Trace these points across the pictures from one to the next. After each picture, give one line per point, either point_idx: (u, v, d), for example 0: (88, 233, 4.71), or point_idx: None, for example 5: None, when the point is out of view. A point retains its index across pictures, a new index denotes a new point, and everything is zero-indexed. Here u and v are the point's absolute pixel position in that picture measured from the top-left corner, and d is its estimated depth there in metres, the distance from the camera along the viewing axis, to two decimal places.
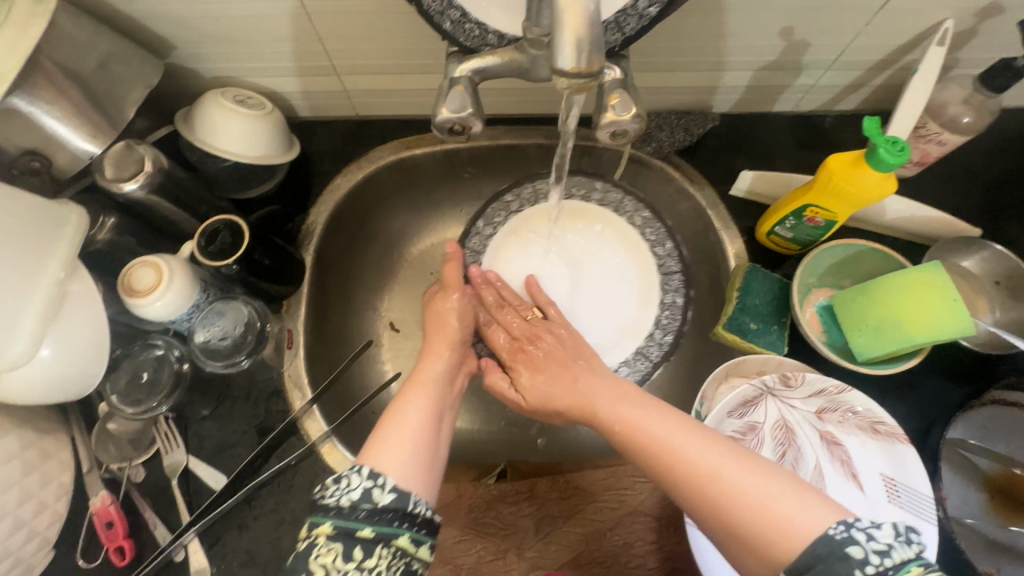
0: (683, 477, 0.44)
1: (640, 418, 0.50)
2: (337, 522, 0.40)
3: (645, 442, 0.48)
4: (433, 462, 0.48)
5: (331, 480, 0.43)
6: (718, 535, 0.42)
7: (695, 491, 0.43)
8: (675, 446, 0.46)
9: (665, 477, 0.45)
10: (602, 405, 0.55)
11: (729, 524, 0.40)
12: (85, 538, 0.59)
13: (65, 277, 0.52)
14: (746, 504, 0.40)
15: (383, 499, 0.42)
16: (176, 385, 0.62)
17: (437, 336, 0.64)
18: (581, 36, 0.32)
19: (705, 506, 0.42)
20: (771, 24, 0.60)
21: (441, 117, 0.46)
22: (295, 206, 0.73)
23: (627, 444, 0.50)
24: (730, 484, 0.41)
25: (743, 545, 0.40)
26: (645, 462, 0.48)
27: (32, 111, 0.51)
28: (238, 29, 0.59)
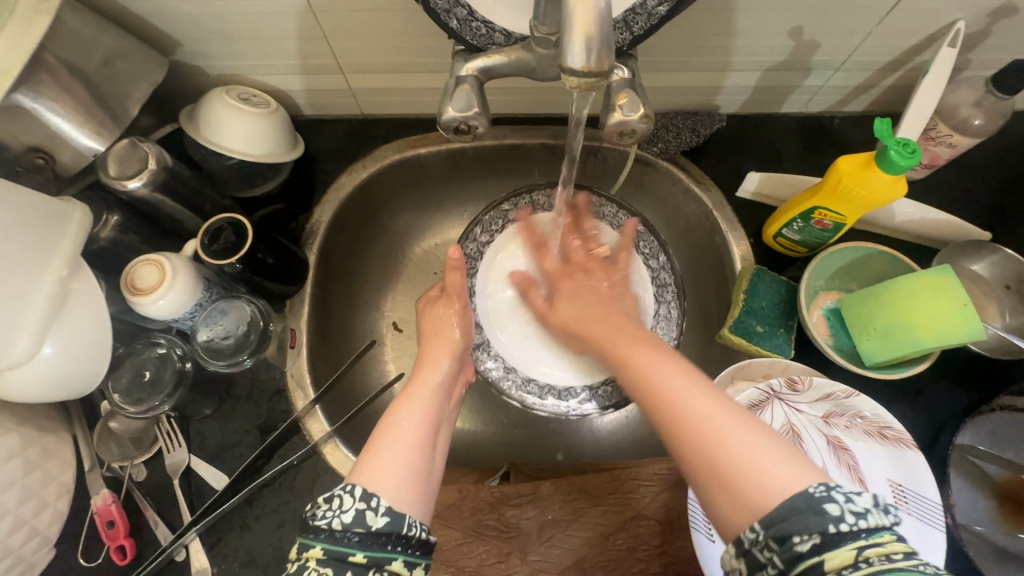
0: (675, 420, 0.40)
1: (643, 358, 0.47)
2: (328, 547, 0.38)
3: (647, 378, 0.44)
4: (422, 471, 0.45)
5: (322, 500, 0.40)
6: (697, 483, 0.38)
7: (683, 435, 0.39)
8: (672, 387, 0.42)
9: (663, 418, 0.41)
10: (613, 345, 0.51)
11: (712, 470, 0.37)
12: (86, 538, 0.59)
13: (67, 275, 0.52)
14: (735, 456, 0.36)
15: (376, 522, 0.39)
16: (179, 384, 0.62)
17: (433, 343, 0.61)
18: (591, 34, 0.31)
19: (689, 452, 0.38)
20: (781, 24, 0.59)
21: (447, 116, 0.46)
22: (299, 205, 0.72)
23: (630, 381, 0.46)
24: (724, 432, 0.38)
25: (721, 498, 0.36)
26: (642, 398, 0.44)
27: (37, 108, 0.51)
28: (243, 26, 0.58)
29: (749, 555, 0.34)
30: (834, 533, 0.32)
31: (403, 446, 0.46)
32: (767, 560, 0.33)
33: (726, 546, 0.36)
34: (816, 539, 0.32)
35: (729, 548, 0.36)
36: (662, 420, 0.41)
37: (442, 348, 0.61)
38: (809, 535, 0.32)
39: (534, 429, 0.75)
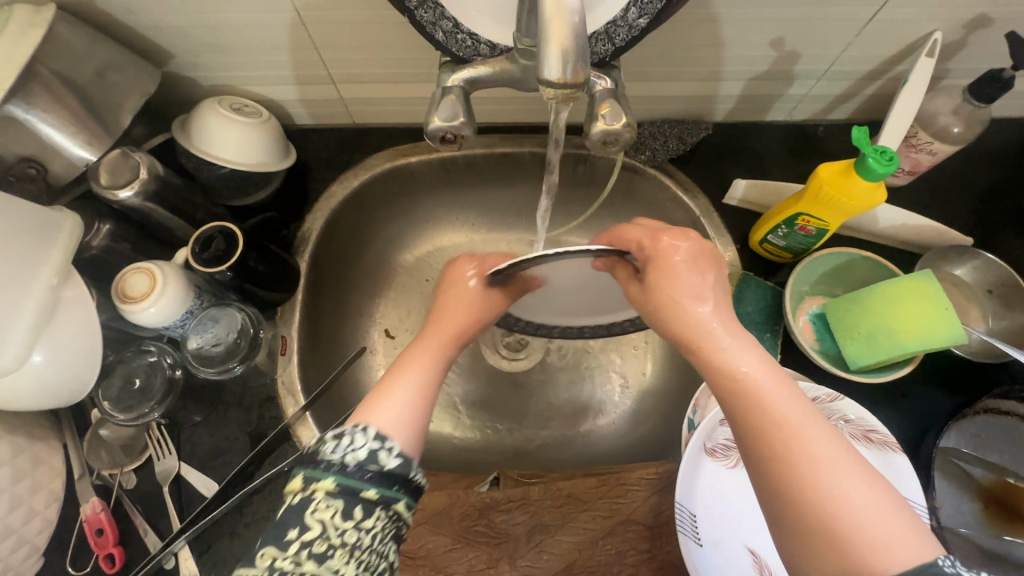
0: (791, 464, 0.35)
1: (750, 372, 0.40)
2: (339, 481, 0.37)
3: (758, 401, 0.38)
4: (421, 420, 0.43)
5: (330, 436, 0.39)
6: (795, 530, 0.34)
7: (794, 481, 0.35)
8: (791, 423, 0.37)
9: (778, 467, 0.36)
10: (705, 347, 0.44)
11: (824, 525, 0.33)
12: (75, 546, 0.59)
13: (58, 283, 0.53)
14: (854, 518, 0.33)
15: (389, 463, 0.39)
16: (168, 392, 0.63)
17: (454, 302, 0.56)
18: (568, 47, 0.32)
19: (798, 500, 0.34)
20: (762, 35, 0.61)
21: (433, 126, 0.47)
22: (290, 213, 0.73)
23: (735, 410, 0.39)
24: (843, 489, 0.33)
25: (820, 552, 0.33)
26: (739, 422, 0.39)
27: (30, 119, 0.52)
28: (236, 38, 0.59)
29: None
30: None
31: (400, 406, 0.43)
32: None
33: None
34: None
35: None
36: (777, 471, 0.36)
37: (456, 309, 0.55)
38: None
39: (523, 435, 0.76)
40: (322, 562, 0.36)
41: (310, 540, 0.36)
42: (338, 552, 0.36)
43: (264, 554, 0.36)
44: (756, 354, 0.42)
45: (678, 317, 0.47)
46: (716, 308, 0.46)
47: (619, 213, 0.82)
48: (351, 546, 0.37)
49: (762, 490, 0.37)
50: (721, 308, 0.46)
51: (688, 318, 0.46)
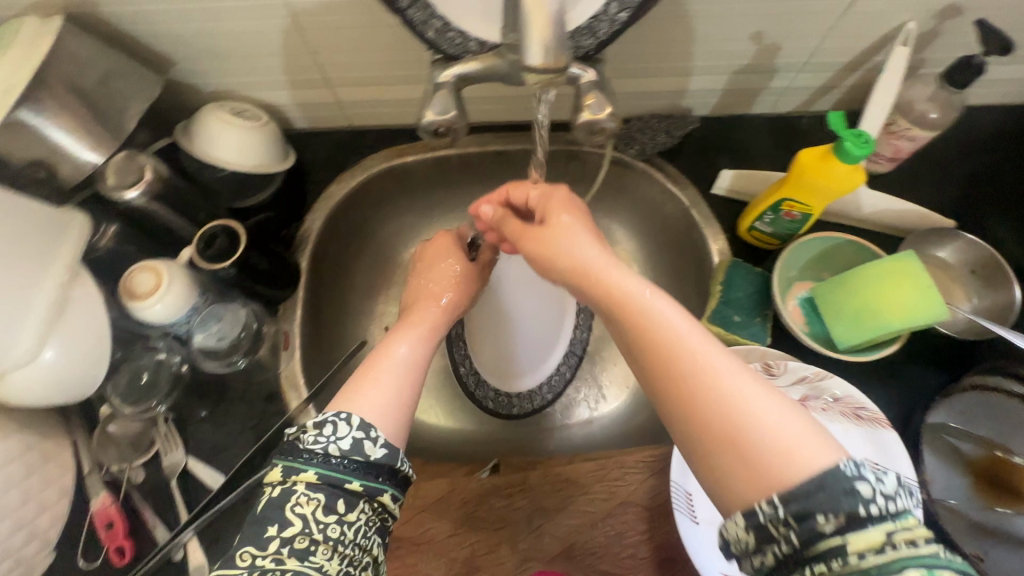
0: (688, 380, 0.35)
1: (643, 293, 0.40)
2: (322, 472, 0.39)
3: (653, 322, 0.38)
4: (412, 400, 0.45)
5: (312, 425, 0.41)
6: (703, 451, 0.34)
7: (693, 401, 0.35)
8: (684, 341, 0.37)
9: (676, 393, 0.36)
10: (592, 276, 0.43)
11: (728, 440, 0.33)
12: (85, 540, 0.60)
13: (67, 280, 0.54)
14: (751, 425, 0.33)
15: (374, 453, 0.41)
16: (174, 387, 0.66)
17: (442, 289, 0.61)
18: (549, 40, 0.33)
19: (701, 419, 0.34)
20: (743, 28, 0.63)
21: (426, 120, 0.50)
22: (290, 214, 0.75)
23: (635, 342, 0.39)
24: (736, 402, 0.34)
25: (729, 470, 0.33)
26: (637, 347, 0.39)
27: (39, 123, 0.53)
28: (236, 43, 0.62)
29: (763, 530, 0.31)
30: (863, 517, 0.29)
31: (387, 395, 0.44)
32: (781, 535, 0.31)
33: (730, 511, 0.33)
34: (842, 521, 0.29)
35: (737, 517, 0.32)
36: (676, 398, 0.36)
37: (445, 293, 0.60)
38: (834, 516, 0.30)
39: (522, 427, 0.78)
40: (305, 558, 0.37)
41: (292, 537, 0.38)
42: (321, 548, 0.38)
43: (244, 554, 0.37)
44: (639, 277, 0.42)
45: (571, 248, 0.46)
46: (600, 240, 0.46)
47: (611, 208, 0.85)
48: (334, 541, 0.38)
49: (670, 419, 0.36)
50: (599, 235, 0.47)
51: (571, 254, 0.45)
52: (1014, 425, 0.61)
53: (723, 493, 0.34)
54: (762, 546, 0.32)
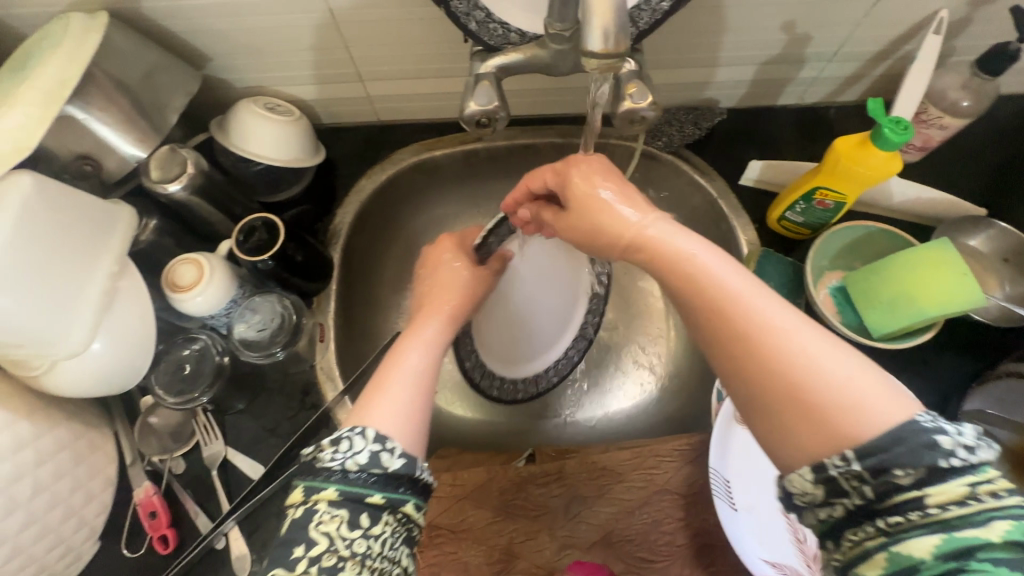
0: (750, 336, 0.36)
1: (695, 256, 0.40)
2: (342, 489, 0.39)
3: (711, 282, 0.39)
4: (425, 410, 0.45)
5: (328, 443, 0.41)
6: (766, 407, 0.35)
7: (755, 361, 0.35)
8: (744, 298, 0.37)
9: (739, 352, 0.36)
10: (644, 240, 0.44)
11: (796, 397, 0.34)
12: (129, 529, 0.61)
13: (116, 272, 0.55)
14: (819, 382, 0.33)
15: (392, 464, 0.40)
16: (217, 376, 0.65)
17: (446, 289, 0.59)
18: (609, 26, 0.34)
19: (764, 380, 0.35)
20: (774, 18, 0.64)
21: (469, 110, 0.50)
22: (323, 208, 0.76)
23: (693, 304, 0.39)
24: (803, 359, 0.34)
25: (796, 425, 0.34)
26: (693, 306, 0.39)
27: (87, 118, 0.54)
28: (273, 39, 0.63)
29: (832, 483, 0.32)
30: (943, 468, 0.30)
31: (404, 402, 0.44)
32: (854, 489, 0.32)
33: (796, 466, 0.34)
34: (920, 473, 0.31)
35: (805, 469, 0.33)
36: (739, 357, 0.36)
37: (447, 293, 0.59)
38: (913, 468, 0.31)
39: (550, 418, 0.79)
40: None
41: (318, 555, 0.38)
42: (349, 563, 0.38)
43: None
44: (691, 240, 0.42)
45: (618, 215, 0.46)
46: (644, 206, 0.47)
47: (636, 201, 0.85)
48: (360, 555, 0.38)
49: (732, 379, 0.37)
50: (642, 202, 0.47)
51: (621, 221, 0.46)
52: None
53: (789, 449, 0.34)
54: (835, 499, 0.33)
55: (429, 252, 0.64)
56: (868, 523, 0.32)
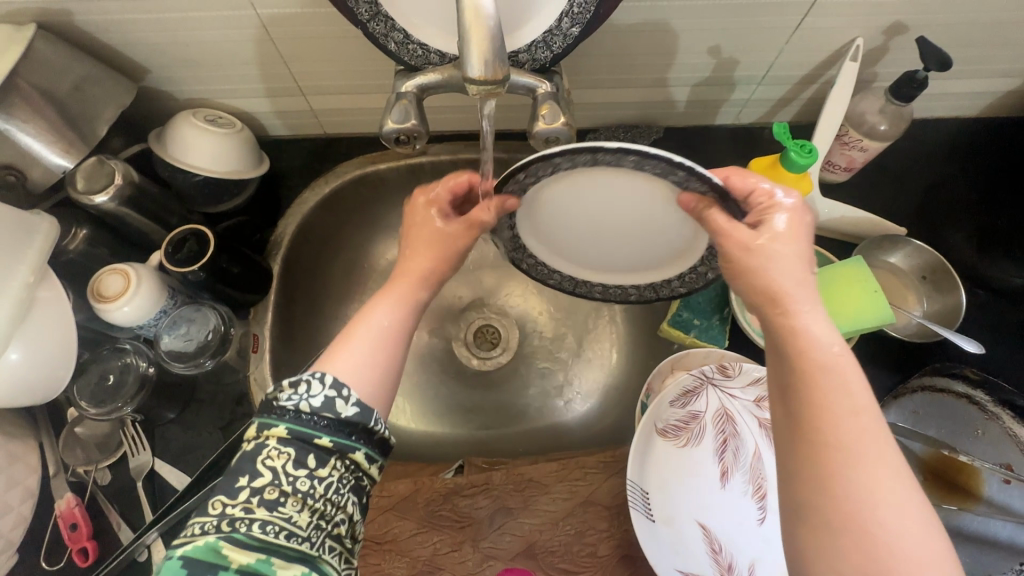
0: (840, 454, 0.34)
1: (829, 350, 0.37)
2: (292, 429, 0.40)
3: (834, 383, 0.36)
4: (393, 375, 0.45)
5: (287, 384, 0.41)
6: (816, 521, 0.34)
7: (838, 479, 0.34)
8: (858, 415, 0.35)
9: (825, 463, 0.34)
10: (778, 311, 0.40)
11: (857, 527, 0.33)
12: (48, 541, 0.60)
13: (34, 281, 0.54)
14: (889, 525, 0.32)
15: (345, 412, 0.41)
16: (140, 389, 0.65)
17: (415, 249, 0.52)
18: (487, 52, 0.35)
19: (837, 498, 0.34)
20: (699, 43, 0.66)
21: (387, 128, 0.52)
22: (262, 219, 0.77)
23: (804, 394, 0.36)
24: (883, 498, 0.33)
25: (836, 553, 0.33)
26: (793, 394, 0.37)
27: (9, 128, 0.55)
28: (208, 54, 0.64)
29: None
30: None
31: (367, 360, 0.44)
32: None
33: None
34: None
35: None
36: (821, 467, 0.35)
37: (420, 253, 0.51)
38: None
39: (491, 431, 0.80)
40: (273, 508, 0.38)
41: (262, 487, 0.39)
42: (290, 499, 0.39)
43: (216, 502, 0.39)
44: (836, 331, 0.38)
45: (760, 277, 0.42)
46: (807, 276, 0.41)
47: None
48: (304, 494, 0.39)
49: (799, 476, 0.36)
50: (807, 272, 0.41)
51: (767, 282, 0.41)
52: (958, 426, 0.65)
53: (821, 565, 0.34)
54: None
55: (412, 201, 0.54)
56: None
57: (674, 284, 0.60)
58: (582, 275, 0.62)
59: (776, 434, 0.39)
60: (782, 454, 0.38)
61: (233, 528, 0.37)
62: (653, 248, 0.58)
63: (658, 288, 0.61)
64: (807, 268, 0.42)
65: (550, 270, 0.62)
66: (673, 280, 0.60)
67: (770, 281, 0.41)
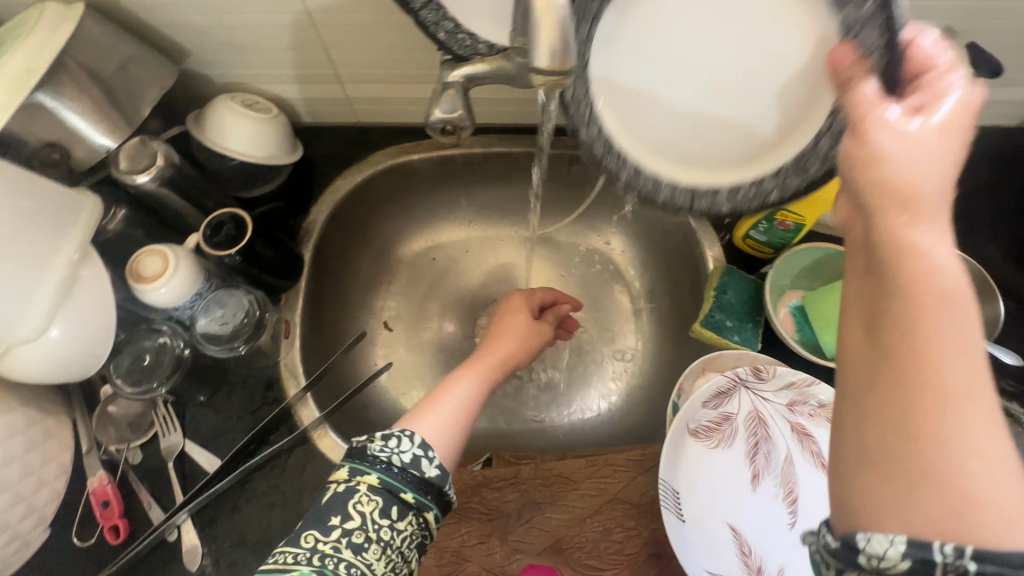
0: (927, 396, 0.26)
1: (947, 265, 0.28)
2: (383, 478, 0.42)
3: (947, 310, 0.26)
4: (461, 435, 0.49)
5: (379, 435, 0.44)
6: (882, 472, 0.26)
7: (921, 423, 0.25)
8: (960, 349, 0.26)
9: (904, 404, 0.26)
10: (895, 216, 0.30)
11: (934, 482, 0.25)
12: (80, 518, 0.61)
13: (77, 259, 0.55)
14: (979, 487, 0.24)
15: (429, 471, 0.44)
16: (176, 369, 0.65)
17: (505, 334, 0.62)
18: (556, 41, 0.35)
19: (915, 446, 0.26)
20: None
21: (433, 118, 0.52)
22: (298, 204, 0.77)
23: (896, 317, 0.27)
24: (976, 455, 0.25)
25: (912, 504, 0.25)
26: (887, 319, 0.28)
27: (57, 106, 0.54)
28: (249, 38, 0.64)
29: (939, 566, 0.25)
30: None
31: (445, 420, 0.49)
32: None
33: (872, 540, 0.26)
34: None
35: (897, 536, 0.26)
36: (896, 409, 0.26)
37: (507, 337, 0.62)
38: None
39: (512, 424, 0.80)
40: (358, 552, 0.40)
41: (352, 529, 0.40)
42: (373, 546, 0.40)
43: (308, 536, 0.40)
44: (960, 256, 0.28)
45: (890, 169, 0.31)
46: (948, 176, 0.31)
47: (610, 214, 0.87)
48: (384, 543, 0.40)
49: (865, 420, 0.27)
50: (950, 171, 0.31)
51: (895, 180, 0.30)
52: None
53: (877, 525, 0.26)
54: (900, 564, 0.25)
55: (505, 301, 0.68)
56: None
57: (719, 198, 0.57)
58: (623, 148, 0.56)
59: (843, 364, 0.30)
60: (849, 386, 0.29)
61: (324, 564, 0.38)
62: (733, 132, 0.55)
63: (698, 196, 0.57)
64: (949, 165, 0.31)
65: (594, 118, 0.54)
66: (726, 192, 0.57)
67: (904, 176, 0.30)
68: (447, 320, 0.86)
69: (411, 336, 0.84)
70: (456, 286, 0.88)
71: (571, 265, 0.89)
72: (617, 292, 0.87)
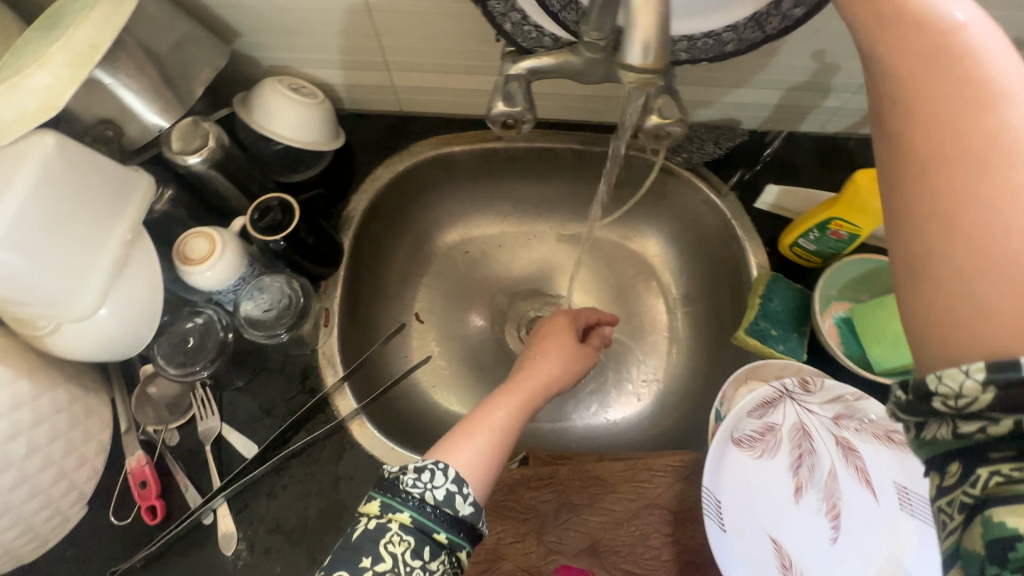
0: (950, 168, 0.27)
1: (949, 34, 0.29)
2: (415, 517, 0.41)
3: (972, 97, 0.27)
4: (496, 466, 0.48)
5: (412, 469, 0.43)
6: (923, 260, 0.28)
7: (955, 198, 0.27)
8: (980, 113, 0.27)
9: (931, 183, 0.28)
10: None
11: (981, 246, 0.26)
12: (118, 496, 0.62)
13: (131, 238, 0.56)
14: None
15: (462, 509, 0.43)
16: (219, 353, 0.65)
17: (547, 356, 0.61)
18: (651, 36, 0.34)
19: (955, 221, 0.27)
20: (807, 46, 0.64)
21: (496, 111, 0.50)
22: (338, 191, 0.75)
23: (909, 104, 0.29)
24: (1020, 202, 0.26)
25: (974, 301, 0.26)
26: (898, 117, 0.29)
27: (114, 84, 0.54)
28: (302, 22, 0.63)
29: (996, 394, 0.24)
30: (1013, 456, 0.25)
31: (480, 450, 0.48)
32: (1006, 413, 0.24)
33: (938, 338, 0.27)
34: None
35: (973, 364, 0.25)
36: (926, 189, 0.28)
37: (548, 360, 0.60)
38: None
39: (543, 423, 0.79)
40: None
41: (382, 572, 0.40)
42: None
43: None
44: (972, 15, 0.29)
45: None
46: None
47: (650, 216, 0.85)
48: None
49: (897, 215, 0.29)
50: None
51: None
52: None
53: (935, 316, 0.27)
54: (971, 399, 0.25)
55: (547, 322, 0.66)
56: (990, 460, 0.25)
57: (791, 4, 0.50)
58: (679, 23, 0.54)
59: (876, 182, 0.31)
60: (889, 219, 0.30)
61: None
62: None
63: (765, 20, 0.52)
64: None
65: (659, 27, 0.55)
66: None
67: None
68: (478, 315, 0.85)
69: (443, 330, 0.83)
70: (489, 281, 0.87)
71: (606, 266, 0.88)
72: (652, 295, 0.86)
